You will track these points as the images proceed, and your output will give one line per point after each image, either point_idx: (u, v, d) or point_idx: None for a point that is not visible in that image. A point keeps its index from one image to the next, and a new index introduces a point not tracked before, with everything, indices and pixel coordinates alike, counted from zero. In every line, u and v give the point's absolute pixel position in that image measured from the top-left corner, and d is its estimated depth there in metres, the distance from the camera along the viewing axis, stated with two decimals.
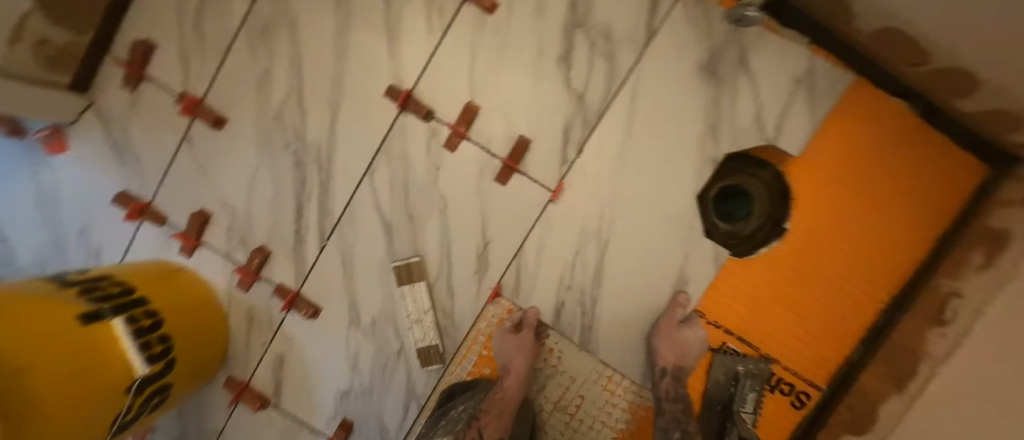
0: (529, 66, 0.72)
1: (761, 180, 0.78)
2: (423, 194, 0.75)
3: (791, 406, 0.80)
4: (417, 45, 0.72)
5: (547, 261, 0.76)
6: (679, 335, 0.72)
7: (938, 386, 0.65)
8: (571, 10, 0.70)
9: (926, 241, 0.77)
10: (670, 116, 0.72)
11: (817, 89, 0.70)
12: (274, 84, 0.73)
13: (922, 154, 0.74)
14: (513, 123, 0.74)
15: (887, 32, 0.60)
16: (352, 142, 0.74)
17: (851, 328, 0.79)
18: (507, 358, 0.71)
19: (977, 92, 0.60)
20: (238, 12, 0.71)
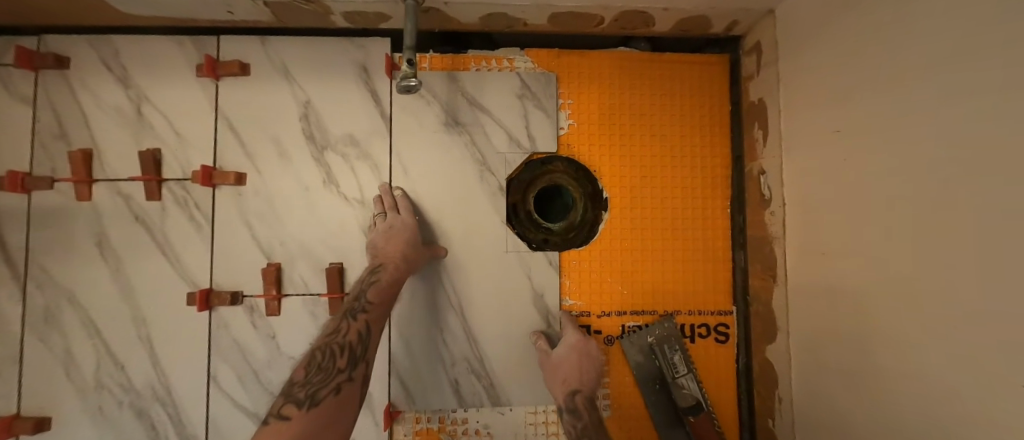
0: (303, 202, 0.75)
1: (562, 170, 0.80)
2: (272, 367, 0.73)
3: (718, 344, 0.78)
4: (194, 245, 0.74)
5: (420, 354, 0.75)
6: (557, 366, 0.72)
7: (793, 262, 0.65)
8: (311, 142, 0.76)
9: (724, 137, 0.82)
10: (445, 171, 0.77)
11: (539, 89, 0.79)
12: (80, 356, 0.72)
13: (669, 77, 0.81)
14: (317, 257, 0.75)
15: (553, 15, 0.70)
16: (181, 361, 0.72)
17: (719, 244, 0.80)
18: (387, 251, 0.67)
19: (648, 12, 0.69)
20: (15, 317, 0.72)
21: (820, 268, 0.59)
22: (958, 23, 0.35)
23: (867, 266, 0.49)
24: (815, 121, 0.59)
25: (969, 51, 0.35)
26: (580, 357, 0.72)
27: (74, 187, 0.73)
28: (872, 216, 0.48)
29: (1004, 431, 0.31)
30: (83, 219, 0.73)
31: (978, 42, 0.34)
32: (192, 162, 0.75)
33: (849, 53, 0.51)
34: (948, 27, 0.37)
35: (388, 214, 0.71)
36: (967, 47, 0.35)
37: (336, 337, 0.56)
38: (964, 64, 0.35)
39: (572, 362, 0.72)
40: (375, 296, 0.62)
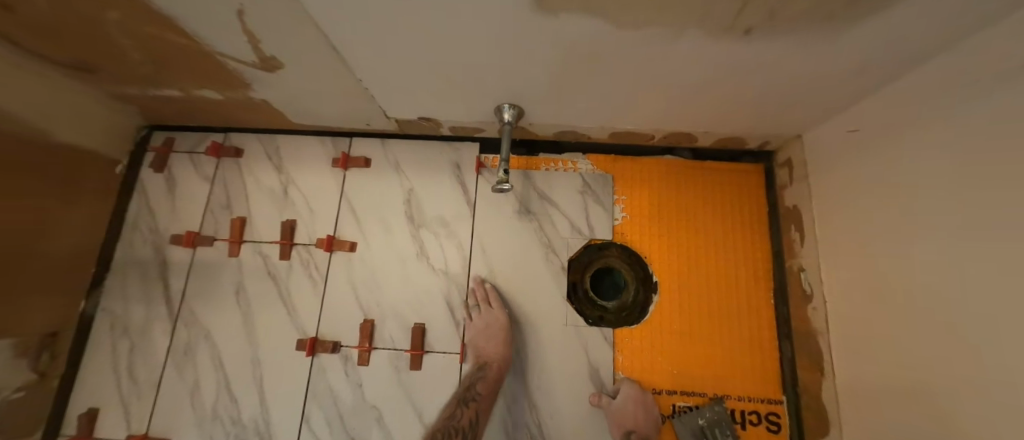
0: (398, 270, 0.91)
1: (616, 255, 0.91)
2: (357, 414, 0.83)
3: (770, 433, 0.80)
4: (308, 299, 0.90)
5: (485, 414, 0.82)
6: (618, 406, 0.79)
7: (840, 356, 0.70)
8: (411, 220, 0.94)
9: (764, 234, 0.92)
10: (517, 250, 0.91)
11: (598, 186, 0.95)
12: (204, 389, 0.85)
13: (710, 181, 0.95)
14: (405, 317, 0.88)
15: (614, 133, 0.88)
16: (282, 400, 0.84)
17: (764, 333, 0.86)
18: (490, 350, 0.82)
19: (693, 133, 0.85)
20: (161, 347, 0.88)
21: (851, 394, 0.67)
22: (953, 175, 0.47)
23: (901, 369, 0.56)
24: (847, 231, 0.70)
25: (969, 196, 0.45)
26: (639, 406, 0.79)
27: (227, 245, 0.93)
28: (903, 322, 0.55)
29: None
30: (229, 272, 0.92)
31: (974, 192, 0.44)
32: (317, 231, 0.94)
33: (874, 179, 0.63)
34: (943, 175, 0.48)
35: (484, 306, 0.86)
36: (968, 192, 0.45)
37: (452, 420, 0.74)
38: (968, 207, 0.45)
39: (631, 406, 0.79)
40: (483, 388, 0.79)
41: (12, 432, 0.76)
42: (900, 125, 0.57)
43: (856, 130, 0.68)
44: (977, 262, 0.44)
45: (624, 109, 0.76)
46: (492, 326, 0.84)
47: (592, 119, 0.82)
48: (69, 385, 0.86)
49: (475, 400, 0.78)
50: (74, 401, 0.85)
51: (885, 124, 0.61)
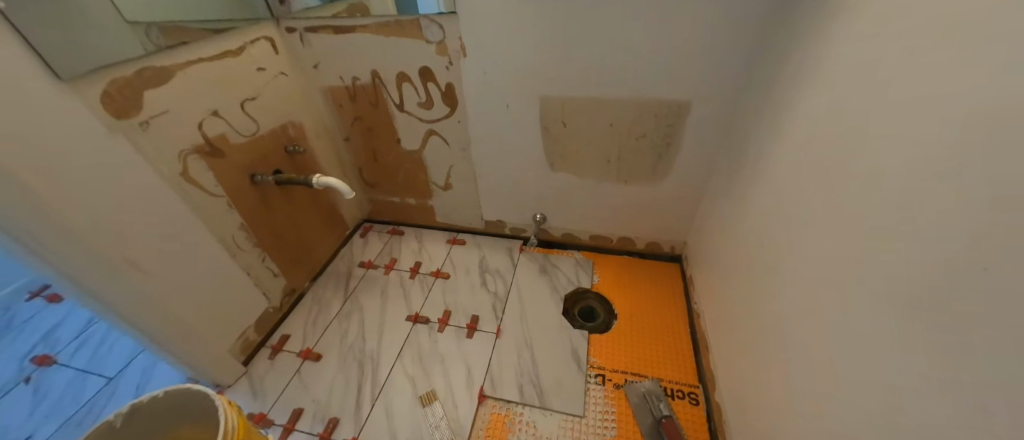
0: (470, 289, 1.64)
1: (592, 297, 1.59)
2: (430, 356, 1.40)
3: (691, 404, 1.22)
4: (417, 296, 1.62)
5: (505, 365, 1.35)
6: None
7: (716, 336, 1.26)
8: (481, 268, 1.73)
9: (681, 296, 1.57)
10: (537, 287, 1.63)
11: (584, 263, 1.72)
12: (350, 332, 1.50)
13: (648, 267, 1.69)
14: (468, 311, 1.55)
15: (592, 235, 1.73)
16: (390, 343, 1.45)
17: (684, 346, 1.39)
18: (518, 334, 1.45)
19: (631, 237, 1.68)
20: (333, 310, 1.59)
21: (722, 351, 1.20)
22: (727, 220, 1.25)
23: (735, 310, 1.16)
24: (707, 271, 1.39)
25: (732, 224, 1.22)
26: None
27: (383, 269, 1.76)
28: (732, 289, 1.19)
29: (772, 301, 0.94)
30: (380, 280, 1.71)
31: (731, 223, 1.22)
32: (430, 267, 1.76)
33: (709, 241, 1.39)
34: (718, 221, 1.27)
35: (521, 313, 1.53)
36: (731, 224, 1.23)
37: (489, 367, 1.35)
38: (732, 226, 1.22)
39: None
40: (510, 350, 1.40)
41: (259, 326, 1.45)
42: (710, 216, 1.40)
43: (699, 229, 1.49)
44: (739, 242, 1.16)
45: (592, 218, 1.66)
46: (524, 324, 1.48)
47: (579, 224, 1.71)
48: (281, 320, 1.56)
49: (503, 356, 1.38)
50: (279, 329, 1.53)
51: (705, 218, 1.44)
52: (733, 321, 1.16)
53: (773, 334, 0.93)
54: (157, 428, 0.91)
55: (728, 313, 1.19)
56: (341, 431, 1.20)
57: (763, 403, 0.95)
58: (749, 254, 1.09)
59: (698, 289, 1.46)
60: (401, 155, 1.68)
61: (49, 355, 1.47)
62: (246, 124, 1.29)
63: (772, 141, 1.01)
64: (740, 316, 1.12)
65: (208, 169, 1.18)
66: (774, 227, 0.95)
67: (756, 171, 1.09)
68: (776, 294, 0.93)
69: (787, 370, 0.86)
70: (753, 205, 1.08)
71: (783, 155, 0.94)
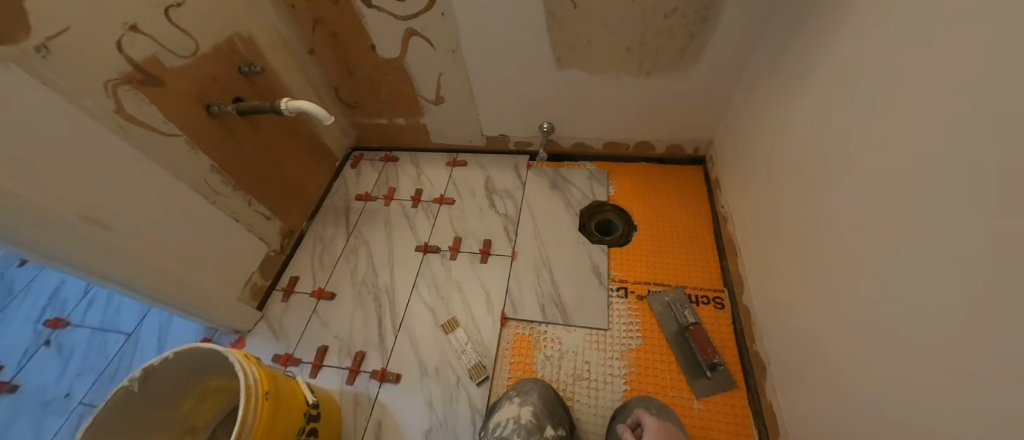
0: (478, 212, 1.54)
1: (609, 211, 1.49)
2: (446, 284, 1.36)
3: (717, 309, 1.19)
4: (423, 225, 1.53)
5: (524, 286, 1.32)
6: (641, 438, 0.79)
7: (745, 240, 1.18)
8: (487, 189, 1.60)
9: (705, 200, 1.46)
10: (550, 205, 1.52)
11: (598, 175, 1.58)
12: (359, 268, 1.44)
13: (668, 172, 1.55)
14: (479, 235, 1.47)
15: (605, 142, 1.56)
16: (403, 275, 1.40)
17: (708, 252, 1.32)
18: (534, 254, 1.39)
19: (651, 140, 1.51)
20: (338, 247, 1.52)
21: (751, 255, 1.14)
22: (764, 110, 1.08)
23: (767, 213, 1.06)
24: (738, 170, 1.26)
25: (770, 114, 1.05)
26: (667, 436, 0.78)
27: (383, 200, 1.64)
28: (764, 190, 1.08)
29: (811, 202, 0.84)
30: (382, 212, 1.60)
31: (770, 112, 1.05)
32: (433, 193, 1.63)
33: (741, 137, 1.23)
34: (761, 114, 1.09)
35: (535, 232, 1.45)
36: (768, 114, 1.06)
37: (508, 291, 1.31)
38: (769, 118, 1.05)
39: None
40: (529, 272, 1.35)
41: (263, 271, 1.39)
42: (745, 109, 1.21)
43: (729, 124, 1.32)
44: (776, 136, 1.01)
45: (606, 122, 1.47)
46: (539, 244, 1.41)
47: (591, 131, 1.53)
48: (286, 262, 1.49)
49: (520, 278, 1.34)
50: (286, 271, 1.47)
51: (739, 109, 1.25)
52: (766, 224, 1.07)
53: (810, 235, 0.84)
54: (182, 384, 0.89)
55: (760, 214, 1.10)
56: (370, 363, 1.21)
57: (794, 306, 0.90)
58: (787, 150, 0.95)
59: (726, 192, 1.35)
60: (379, 66, 1.43)
61: (61, 317, 1.44)
62: (180, 41, 1.03)
63: (823, 3, 0.79)
64: (774, 219, 1.02)
65: (149, 103, 0.98)
66: (819, 116, 0.80)
67: (801, 45, 0.89)
68: (817, 192, 0.81)
69: (822, 271, 0.78)
70: (795, 89, 0.91)
71: (835, 16, 0.75)
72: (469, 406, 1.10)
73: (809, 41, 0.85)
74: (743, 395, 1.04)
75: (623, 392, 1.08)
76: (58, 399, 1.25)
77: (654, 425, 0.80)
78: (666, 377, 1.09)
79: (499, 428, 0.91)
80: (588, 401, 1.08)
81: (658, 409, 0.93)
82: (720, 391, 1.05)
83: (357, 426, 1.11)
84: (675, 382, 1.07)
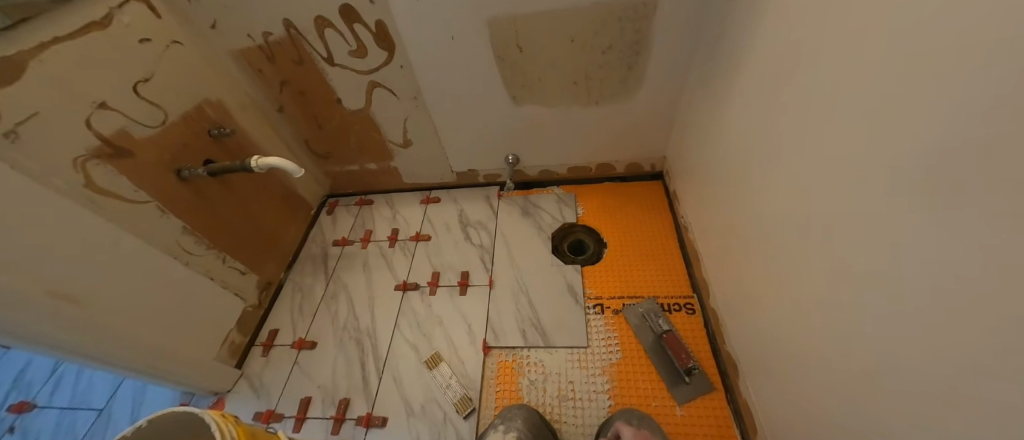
0: (454, 245, 1.58)
1: (579, 231, 1.55)
2: (428, 320, 1.37)
3: (688, 315, 1.24)
4: (401, 263, 1.56)
5: (504, 313, 1.35)
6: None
7: (705, 246, 1.25)
8: (462, 222, 1.66)
9: (667, 212, 1.54)
10: (523, 231, 1.58)
11: (565, 198, 1.66)
12: (340, 314, 1.45)
13: (631, 189, 1.64)
14: (456, 268, 1.50)
15: (569, 167, 1.65)
16: (384, 315, 1.41)
17: (675, 261, 1.39)
18: (510, 280, 1.43)
19: (611, 161, 1.61)
20: (317, 295, 1.52)
21: (712, 259, 1.20)
22: (704, 126, 1.18)
23: (721, 218, 1.14)
24: (691, 182, 1.35)
25: (709, 129, 1.15)
26: None
27: (360, 243, 1.66)
28: (715, 197, 1.16)
29: (758, 205, 0.91)
30: (360, 255, 1.62)
31: (709, 128, 1.15)
32: (409, 231, 1.67)
33: (689, 151, 1.33)
34: (704, 129, 1.19)
35: (510, 259, 1.49)
36: (708, 129, 1.16)
37: (488, 320, 1.34)
38: (710, 132, 1.15)
39: None
40: (507, 299, 1.38)
41: (240, 327, 1.38)
42: (688, 126, 1.32)
43: (678, 140, 1.43)
44: (720, 148, 1.10)
45: (566, 149, 1.57)
46: (515, 270, 1.45)
47: (554, 158, 1.62)
48: (265, 316, 1.48)
49: (498, 305, 1.37)
50: (265, 325, 1.46)
51: (683, 126, 1.36)
52: (719, 229, 1.14)
53: (761, 235, 0.91)
54: None
55: (713, 220, 1.18)
56: (354, 410, 1.20)
57: (752, 304, 0.96)
58: (730, 160, 1.04)
59: (684, 202, 1.43)
60: (347, 117, 1.50)
61: (26, 401, 1.38)
62: (149, 113, 1.08)
63: (744, 29, 0.90)
64: (726, 223, 1.10)
65: (119, 173, 1.01)
66: (757, 128, 0.89)
67: (725, 67, 1.00)
68: (762, 197, 0.89)
69: (776, 268, 0.85)
70: (729, 106, 1.01)
71: (756, 41, 0.85)
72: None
73: (735, 63, 0.96)
74: (722, 396, 1.07)
75: (608, 407, 1.10)
76: None
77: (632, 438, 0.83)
78: (647, 387, 1.11)
79: None
80: (575, 421, 1.09)
81: (638, 420, 0.95)
82: (700, 395, 1.08)
83: None
84: (656, 391, 1.10)
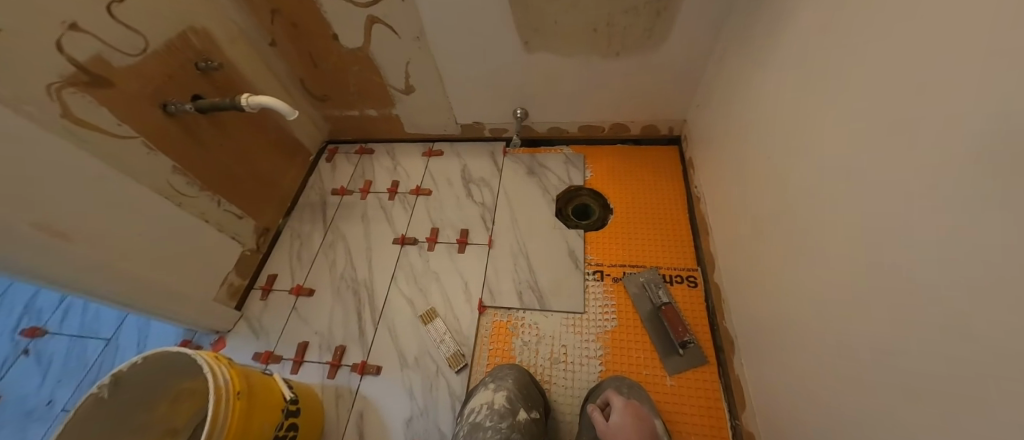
0: (455, 201, 1.53)
1: (586, 195, 1.49)
2: (425, 274, 1.36)
3: (690, 287, 1.21)
4: (400, 217, 1.52)
5: (502, 274, 1.33)
6: (611, 424, 0.81)
7: (716, 219, 1.19)
8: (464, 177, 1.59)
9: (680, 180, 1.46)
10: (527, 192, 1.51)
11: (575, 159, 1.57)
12: (338, 263, 1.44)
13: (644, 153, 1.55)
14: (456, 225, 1.47)
15: (580, 126, 1.55)
16: (382, 267, 1.40)
17: (683, 231, 1.33)
18: (510, 241, 1.39)
19: (626, 121, 1.50)
20: (315, 243, 1.51)
21: (722, 233, 1.15)
22: (733, 89, 1.07)
23: (737, 191, 1.06)
24: (710, 149, 1.26)
25: (738, 93, 1.05)
26: (632, 419, 0.81)
27: (360, 193, 1.62)
28: (734, 168, 1.08)
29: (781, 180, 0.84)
30: (359, 205, 1.59)
31: (739, 91, 1.04)
32: (409, 184, 1.61)
33: (713, 116, 1.22)
34: (731, 92, 1.08)
35: (511, 219, 1.45)
36: (738, 93, 1.05)
37: (486, 279, 1.32)
38: (739, 96, 1.04)
39: (627, 425, 0.80)
40: (506, 259, 1.36)
41: (239, 271, 1.38)
42: (715, 86, 1.20)
43: (702, 101, 1.31)
44: (747, 114, 1.00)
45: (579, 105, 1.46)
46: (517, 231, 1.41)
47: (565, 114, 1.51)
48: (263, 260, 1.48)
49: (496, 266, 1.35)
50: (264, 269, 1.46)
51: (710, 86, 1.24)
52: (733, 202, 1.07)
53: (779, 212, 0.84)
54: (156, 388, 0.89)
55: (729, 191, 1.10)
56: (351, 357, 1.22)
57: (759, 283, 0.92)
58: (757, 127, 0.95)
59: (700, 170, 1.35)
60: (344, 56, 1.39)
61: (37, 326, 1.43)
62: (128, 39, 0.99)
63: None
64: (742, 196, 1.03)
65: (99, 104, 0.95)
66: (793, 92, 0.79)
67: (769, 19, 0.87)
68: (789, 171, 0.81)
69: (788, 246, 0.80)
70: (764, 66, 0.91)
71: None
72: (448, 394, 1.12)
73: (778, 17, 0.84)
74: (714, 369, 1.07)
75: (599, 372, 1.11)
76: (40, 407, 1.25)
77: (620, 407, 0.83)
78: (640, 356, 1.11)
79: (474, 413, 0.93)
80: (565, 383, 1.10)
81: (628, 388, 0.96)
82: (692, 367, 1.08)
83: (339, 419, 1.13)
84: (649, 361, 1.10)
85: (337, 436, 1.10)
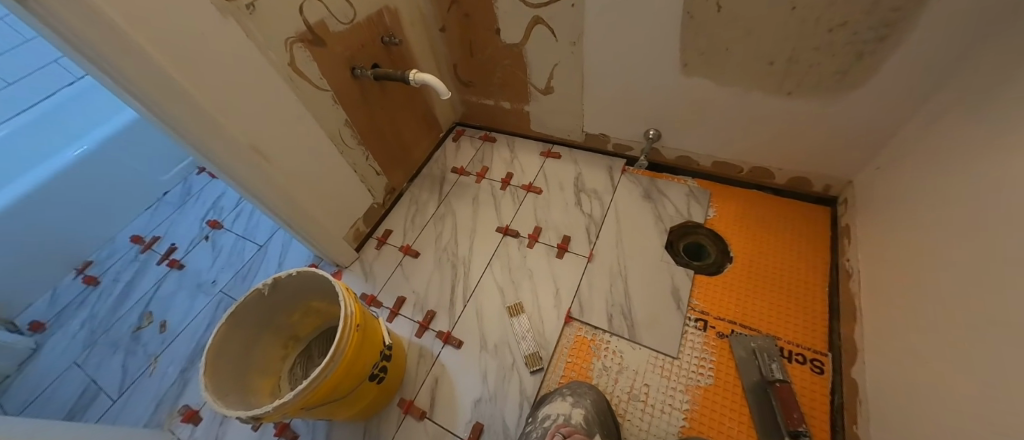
0: (563, 205, 1.54)
1: (704, 234, 1.37)
2: (520, 269, 1.40)
3: (813, 372, 1.04)
4: (508, 207, 1.58)
5: (595, 290, 1.30)
6: None
7: (869, 305, 1.01)
8: (577, 185, 1.59)
9: (825, 247, 1.27)
10: (639, 216, 1.45)
11: (699, 194, 1.46)
12: (444, 235, 1.56)
13: (784, 208, 1.38)
14: (559, 229, 1.48)
15: (714, 161, 1.44)
16: (482, 250, 1.47)
17: (817, 306, 1.15)
18: (610, 260, 1.36)
19: (772, 168, 1.34)
20: (429, 212, 1.64)
21: (874, 323, 0.97)
22: (931, 162, 0.89)
23: (906, 282, 0.88)
24: (880, 223, 1.06)
25: (934, 168, 0.87)
26: None
27: (476, 177, 1.72)
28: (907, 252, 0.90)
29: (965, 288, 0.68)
30: (473, 187, 1.69)
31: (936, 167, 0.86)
32: (522, 179, 1.67)
33: (894, 186, 1.03)
34: (929, 165, 0.90)
35: (617, 239, 1.41)
36: (932, 168, 0.87)
37: (578, 291, 1.30)
38: (934, 173, 0.87)
39: None
40: (603, 277, 1.32)
41: (365, 219, 1.57)
42: (906, 153, 1.01)
43: (880, 166, 1.11)
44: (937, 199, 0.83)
45: (722, 139, 1.35)
46: (620, 252, 1.37)
47: (702, 146, 1.41)
48: (384, 216, 1.66)
49: (591, 280, 1.32)
50: (383, 224, 1.65)
51: (899, 151, 1.04)
52: (900, 292, 0.89)
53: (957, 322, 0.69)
54: (294, 300, 1.06)
55: (896, 278, 0.92)
56: (438, 325, 1.31)
57: (917, 396, 0.75)
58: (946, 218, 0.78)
59: (857, 242, 1.15)
60: (499, 49, 1.48)
61: (218, 220, 1.81)
62: (343, 10, 1.18)
63: None
64: (912, 288, 0.85)
65: (313, 59, 1.15)
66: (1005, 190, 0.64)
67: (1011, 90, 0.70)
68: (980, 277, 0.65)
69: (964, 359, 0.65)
70: (979, 145, 0.74)
71: None
72: (519, 390, 1.14)
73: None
74: None
75: (681, 427, 1.02)
76: (207, 283, 1.58)
77: None
78: (732, 427, 0.99)
79: (548, 421, 0.93)
80: (639, 424, 1.04)
81: None
82: None
83: (417, 377, 1.22)
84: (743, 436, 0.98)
85: (412, 391, 1.20)
